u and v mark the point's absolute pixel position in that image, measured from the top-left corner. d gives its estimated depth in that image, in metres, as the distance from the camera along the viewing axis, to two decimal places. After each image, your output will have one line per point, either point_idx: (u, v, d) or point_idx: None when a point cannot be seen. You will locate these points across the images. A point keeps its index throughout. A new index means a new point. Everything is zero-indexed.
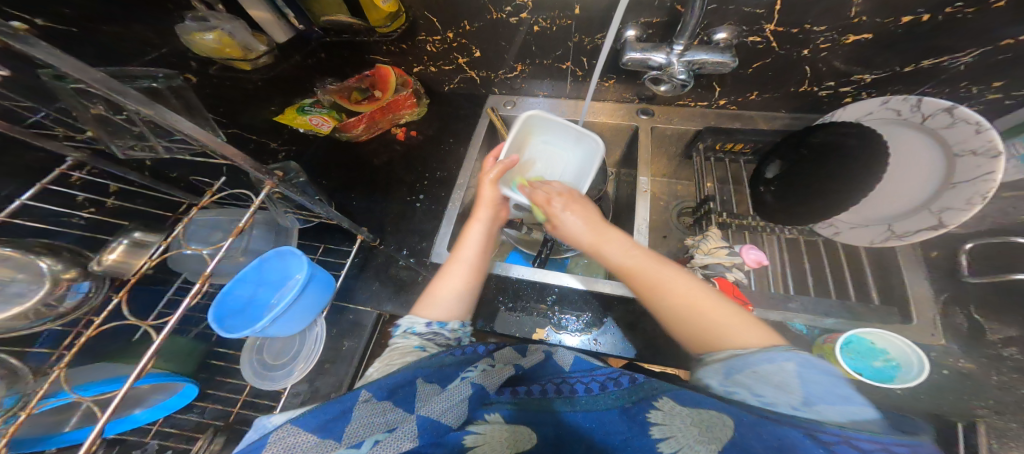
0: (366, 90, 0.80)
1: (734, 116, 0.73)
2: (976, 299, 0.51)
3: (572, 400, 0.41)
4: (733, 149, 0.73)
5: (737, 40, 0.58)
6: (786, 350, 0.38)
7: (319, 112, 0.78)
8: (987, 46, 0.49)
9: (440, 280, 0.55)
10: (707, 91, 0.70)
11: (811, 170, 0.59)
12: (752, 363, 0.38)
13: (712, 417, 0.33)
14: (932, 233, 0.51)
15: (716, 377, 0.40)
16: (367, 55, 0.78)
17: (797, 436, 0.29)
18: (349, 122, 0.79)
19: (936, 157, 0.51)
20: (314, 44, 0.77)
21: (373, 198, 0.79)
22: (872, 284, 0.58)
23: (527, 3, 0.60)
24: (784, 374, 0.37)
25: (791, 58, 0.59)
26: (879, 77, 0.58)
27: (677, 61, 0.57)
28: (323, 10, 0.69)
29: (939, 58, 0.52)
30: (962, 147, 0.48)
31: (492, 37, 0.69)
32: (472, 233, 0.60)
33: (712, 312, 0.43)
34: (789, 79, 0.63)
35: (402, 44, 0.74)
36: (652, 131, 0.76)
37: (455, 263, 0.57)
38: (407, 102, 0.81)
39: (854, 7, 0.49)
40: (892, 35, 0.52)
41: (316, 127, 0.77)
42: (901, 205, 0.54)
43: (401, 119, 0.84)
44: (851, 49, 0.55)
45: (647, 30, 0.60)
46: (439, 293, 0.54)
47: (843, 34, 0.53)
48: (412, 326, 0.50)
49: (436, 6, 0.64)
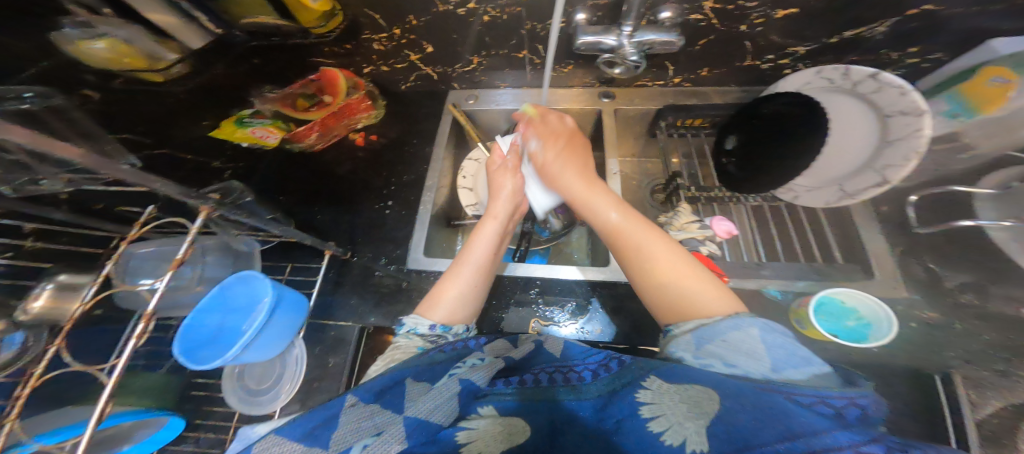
0: (313, 95, 0.77)
1: (690, 93, 0.73)
2: (931, 249, 0.53)
3: (571, 389, 0.40)
4: (693, 124, 0.74)
5: (681, 18, 0.57)
6: (749, 317, 0.40)
7: (262, 123, 0.73)
8: (898, 16, 0.51)
9: (448, 280, 0.54)
10: (661, 70, 0.70)
11: (769, 140, 0.60)
12: (720, 332, 0.39)
13: (698, 393, 0.33)
14: (876, 190, 0.52)
15: (690, 350, 0.40)
16: (308, 59, 0.73)
17: (779, 400, 0.30)
18: (300, 131, 0.75)
19: (868, 118, 0.53)
20: (241, 49, 0.68)
21: (339, 210, 0.75)
22: (835, 244, 0.59)
23: None
24: (751, 340, 0.38)
25: (731, 35, 0.59)
26: (812, 49, 0.58)
27: (627, 43, 0.57)
28: (243, 11, 0.63)
29: (859, 29, 0.54)
30: (891, 109, 0.50)
31: (441, 31, 0.67)
32: (487, 229, 0.59)
33: (688, 273, 0.45)
34: (733, 55, 0.63)
35: (344, 44, 0.70)
36: (615, 113, 0.76)
37: (464, 266, 0.55)
38: (362, 105, 0.79)
39: None
40: (813, 10, 0.52)
41: (264, 140, 0.74)
42: (849, 165, 0.56)
43: (358, 124, 0.81)
44: (782, 24, 0.55)
45: (597, 13, 0.59)
46: (447, 294, 0.53)
47: (773, 10, 0.53)
48: (415, 326, 0.49)
49: (376, 2, 0.61)
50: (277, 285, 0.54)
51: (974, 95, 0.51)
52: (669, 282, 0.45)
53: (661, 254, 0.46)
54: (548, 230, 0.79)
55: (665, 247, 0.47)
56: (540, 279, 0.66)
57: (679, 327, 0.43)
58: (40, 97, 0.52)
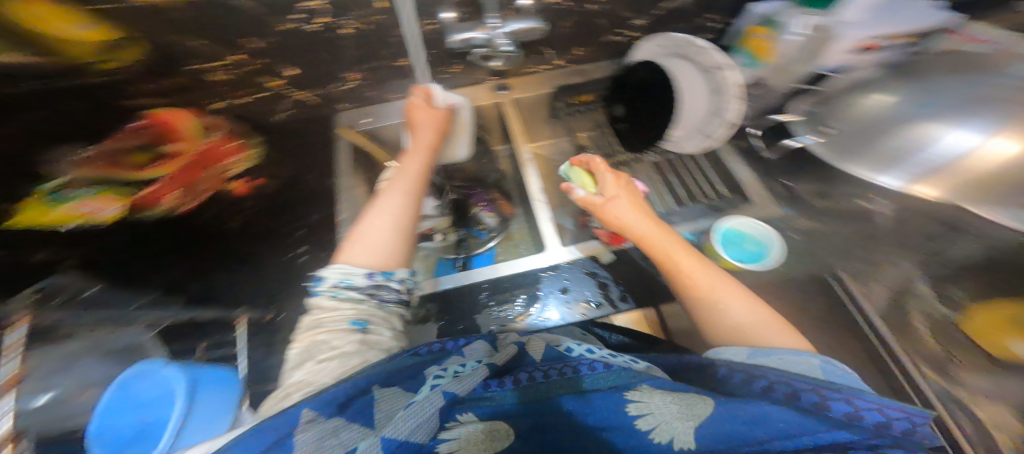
0: (148, 147, 0.62)
1: (575, 72, 0.76)
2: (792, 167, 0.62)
3: (572, 382, 0.35)
4: (586, 101, 0.77)
5: (540, 5, 0.59)
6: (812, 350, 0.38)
7: (85, 193, 0.56)
8: None
9: (374, 211, 0.51)
10: (542, 54, 0.72)
11: (644, 103, 0.66)
12: (774, 351, 0.38)
13: (689, 395, 0.32)
14: (724, 129, 0.55)
15: (738, 356, 0.39)
16: (120, 102, 0.57)
17: (812, 423, 0.27)
18: (147, 194, 0.62)
19: (694, 74, 0.59)
20: None
21: (245, 269, 0.67)
22: (716, 178, 0.65)
23: (317, 6, 0.55)
24: (809, 366, 0.36)
25: (587, 14, 0.63)
26: (647, 22, 0.65)
27: (498, 34, 0.57)
28: None
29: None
30: (709, 62, 0.56)
31: (305, 50, 0.62)
32: (414, 159, 0.60)
33: (744, 306, 0.44)
34: (592, 33, 0.67)
35: (169, 79, 0.59)
36: (516, 103, 0.77)
37: (389, 194, 0.53)
38: (227, 147, 0.69)
39: None
40: None
41: (99, 216, 0.57)
42: (698, 116, 0.60)
43: (232, 171, 0.71)
44: None
45: (464, 9, 0.59)
46: (372, 232, 0.49)
47: None
48: (345, 277, 0.45)
49: (202, 33, 0.55)
50: (191, 365, 0.39)
51: (753, 50, 0.62)
52: (715, 304, 0.45)
53: (718, 291, 0.45)
54: (485, 230, 0.77)
55: (722, 285, 0.46)
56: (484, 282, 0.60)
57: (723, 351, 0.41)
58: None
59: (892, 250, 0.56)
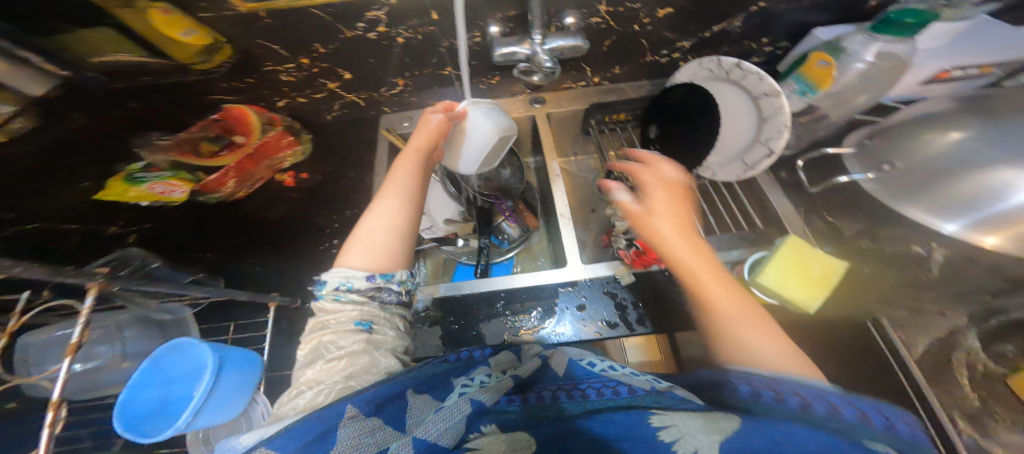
0: (218, 138, 0.73)
1: (610, 90, 0.77)
2: None
3: (581, 404, 0.37)
4: (619, 119, 0.77)
5: (583, 22, 0.60)
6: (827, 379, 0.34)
7: (160, 177, 0.66)
8: (744, 12, 0.58)
9: (371, 211, 0.53)
10: (580, 72, 0.73)
11: (684, 126, 0.64)
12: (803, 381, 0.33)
13: (718, 415, 0.30)
14: (767, 160, 0.54)
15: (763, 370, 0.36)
16: (210, 97, 0.68)
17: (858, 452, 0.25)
18: (212, 180, 0.71)
19: (744, 101, 0.58)
20: (81, 86, 0.57)
21: (281, 256, 0.72)
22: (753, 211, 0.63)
23: (379, 17, 0.58)
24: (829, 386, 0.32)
25: (630, 34, 0.63)
26: (692, 45, 0.65)
27: (541, 51, 0.58)
28: (87, 49, 0.55)
29: (722, 24, 0.61)
30: (756, 91, 0.56)
31: (357, 57, 0.66)
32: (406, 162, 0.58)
33: (776, 350, 0.39)
34: (635, 54, 0.68)
35: (245, 78, 0.67)
36: (548, 118, 0.78)
37: (392, 196, 0.54)
38: (283, 141, 0.76)
39: None
40: (686, 8, 0.58)
41: (169, 196, 0.67)
42: (738, 143, 0.60)
43: (284, 163, 0.78)
44: (668, 19, 0.60)
45: (508, 24, 0.61)
46: (371, 231, 0.51)
47: (654, 10, 0.58)
48: (347, 281, 0.46)
49: (271, 33, 0.59)
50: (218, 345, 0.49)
51: (812, 76, 0.56)
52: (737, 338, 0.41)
53: (743, 329, 0.41)
54: (507, 240, 0.80)
55: (750, 320, 0.42)
56: (501, 291, 0.62)
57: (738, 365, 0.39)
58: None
59: (941, 301, 0.52)
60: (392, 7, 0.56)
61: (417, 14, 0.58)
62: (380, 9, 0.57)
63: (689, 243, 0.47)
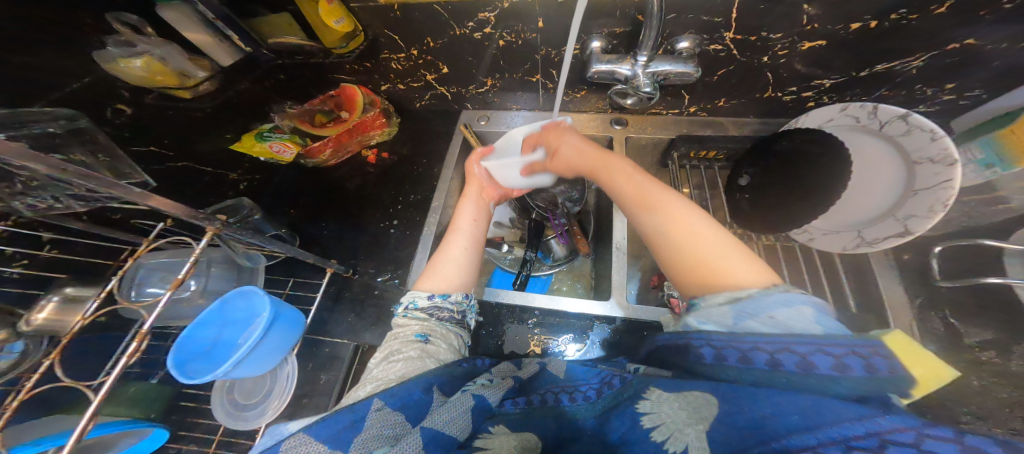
0: (331, 112, 0.79)
1: (704, 123, 0.73)
2: (949, 302, 0.52)
3: (585, 406, 0.38)
4: (707, 156, 0.73)
5: (699, 49, 0.57)
6: (790, 292, 0.34)
7: (280, 137, 0.75)
8: (937, 50, 0.50)
9: (442, 247, 0.57)
10: (676, 99, 0.70)
11: (785, 179, 0.58)
12: (766, 308, 0.33)
13: (699, 397, 0.31)
14: (898, 240, 0.51)
15: (723, 321, 0.35)
16: (330, 76, 0.75)
17: (824, 406, 0.25)
18: (314, 147, 0.77)
19: (896, 166, 0.52)
20: (266, 66, 0.71)
21: (344, 226, 0.76)
22: (848, 289, 0.58)
23: (489, 19, 0.59)
24: (800, 317, 0.32)
25: (752, 65, 0.59)
26: (837, 82, 0.59)
27: (641, 73, 0.57)
28: (271, 31, 0.66)
29: (894, 61, 0.53)
30: (919, 155, 0.49)
31: (458, 53, 0.68)
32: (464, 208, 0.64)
33: (696, 234, 0.41)
34: (754, 86, 0.63)
35: (364, 62, 0.71)
36: (627, 140, 0.76)
37: (454, 233, 0.59)
38: (377, 122, 0.79)
39: (807, 14, 0.49)
40: (844, 41, 0.52)
41: (279, 155, 0.76)
42: (866, 212, 0.55)
43: (372, 141, 0.82)
44: (808, 54, 0.55)
45: (612, 41, 0.59)
46: (440, 264, 0.54)
47: (798, 41, 0.53)
48: (415, 300, 0.49)
49: (395, 24, 0.62)
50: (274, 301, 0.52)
51: (1011, 145, 0.49)
52: (689, 258, 0.40)
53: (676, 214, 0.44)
54: (552, 256, 0.79)
55: (693, 222, 0.42)
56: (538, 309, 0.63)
57: (706, 299, 0.37)
58: (65, 119, 0.51)
59: None
60: (506, 10, 0.57)
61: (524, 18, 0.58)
62: (491, 12, 0.58)
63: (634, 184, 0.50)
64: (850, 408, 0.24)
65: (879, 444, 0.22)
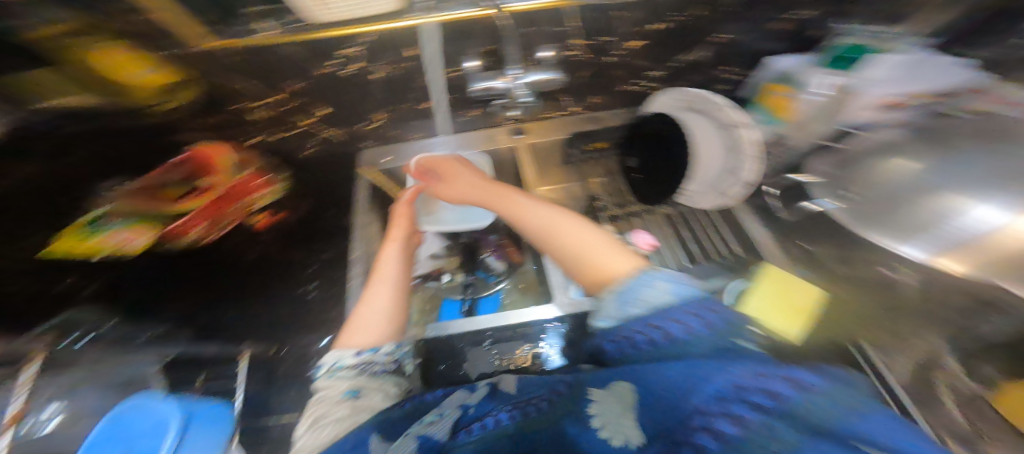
0: (187, 183, 0.68)
1: (587, 119, 0.78)
2: (796, 230, 0.63)
3: (547, 415, 0.33)
4: (599, 147, 0.79)
5: (558, 55, 0.62)
6: (658, 271, 0.38)
7: (120, 224, 0.59)
8: (705, 43, 0.63)
9: (364, 302, 0.52)
10: (558, 102, 0.75)
11: (658, 156, 0.67)
12: (636, 292, 0.36)
13: (621, 389, 0.31)
14: (744, 190, 0.56)
15: (612, 313, 0.37)
16: (171, 139, 0.67)
17: (703, 369, 0.26)
18: (175, 228, 0.63)
19: (712, 130, 0.60)
20: (70, 137, 0.57)
21: (248, 306, 0.63)
22: (731, 237, 0.65)
23: (361, 56, 0.62)
24: (658, 293, 0.35)
25: (604, 64, 0.67)
26: (663, 73, 0.69)
27: (518, 85, 0.57)
28: (48, 94, 0.56)
29: (688, 54, 0.65)
30: (728, 121, 0.57)
31: (340, 93, 0.68)
32: (389, 252, 0.60)
33: (585, 241, 0.47)
34: (611, 82, 0.71)
35: (208, 118, 0.67)
36: (529, 149, 0.78)
37: (380, 283, 0.54)
38: (255, 182, 0.72)
39: (624, 18, 0.58)
40: (659, 37, 0.62)
41: (125, 246, 0.59)
42: (713, 176, 0.61)
43: (256, 204, 0.73)
44: (638, 50, 0.65)
45: (488, 59, 0.64)
46: (365, 319, 0.49)
47: (628, 41, 0.63)
48: (339, 359, 0.44)
49: (261, 71, 0.62)
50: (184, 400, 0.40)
51: (772, 108, 0.64)
52: (580, 267, 0.45)
53: (566, 230, 0.49)
54: (495, 274, 0.78)
55: (581, 232, 0.48)
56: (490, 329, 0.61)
57: (599, 297, 0.40)
58: None
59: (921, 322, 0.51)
60: (375, 43, 0.60)
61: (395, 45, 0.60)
62: (354, 46, 0.57)
63: (538, 210, 0.55)
64: (720, 362, 0.26)
65: (739, 392, 0.23)
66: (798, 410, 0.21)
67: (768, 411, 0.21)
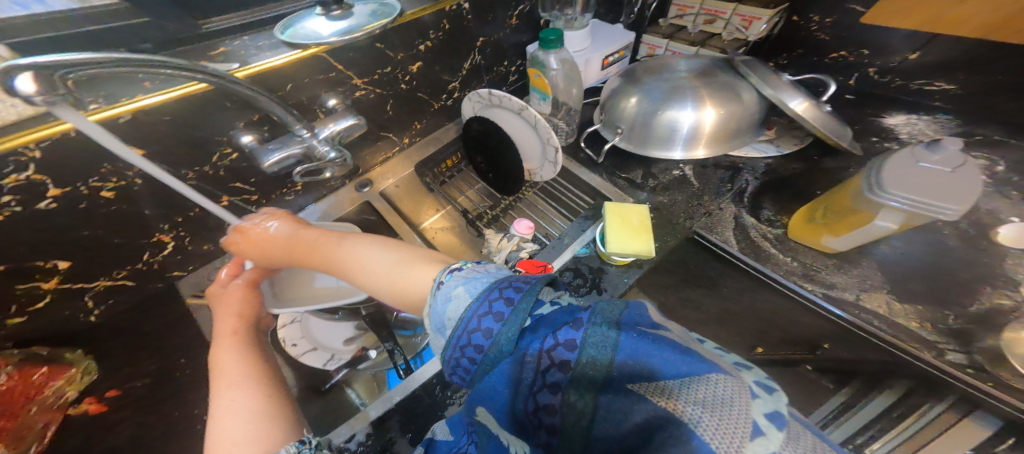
0: None
1: (424, 144, 0.80)
2: (624, 163, 0.73)
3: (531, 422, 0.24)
4: (450, 165, 0.82)
5: (348, 100, 0.61)
6: (450, 276, 0.33)
7: None
8: (475, 48, 0.71)
9: (213, 426, 0.36)
10: (384, 140, 0.73)
11: (489, 154, 0.72)
12: (441, 309, 0.31)
13: (486, 415, 0.28)
14: (557, 151, 0.63)
15: (439, 343, 0.31)
16: None
17: (520, 365, 0.25)
18: None
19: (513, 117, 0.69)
20: None
21: None
22: (582, 193, 0.74)
23: (37, 177, 0.41)
24: (458, 297, 0.30)
25: (402, 93, 0.68)
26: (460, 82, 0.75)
27: (314, 142, 0.54)
28: None
29: (470, 58, 0.72)
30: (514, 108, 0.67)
31: (77, 239, 0.48)
32: (226, 355, 0.45)
33: (388, 267, 0.41)
34: (421, 105, 0.73)
35: None
36: (382, 194, 0.75)
37: (231, 390, 0.39)
38: (53, 368, 0.52)
39: (387, 51, 0.59)
40: (430, 56, 0.66)
41: None
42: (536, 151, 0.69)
43: (71, 393, 0.53)
44: (423, 72, 0.67)
45: (262, 129, 0.56)
46: (218, 447, 0.33)
47: (406, 67, 0.64)
48: None
49: None
50: None
51: (538, 86, 0.73)
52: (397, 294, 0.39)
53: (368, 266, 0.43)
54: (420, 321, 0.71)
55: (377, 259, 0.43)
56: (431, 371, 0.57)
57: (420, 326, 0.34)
58: None
59: (716, 198, 0.66)
60: (54, 157, 0.40)
61: (106, 155, 0.44)
62: (22, 171, 0.39)
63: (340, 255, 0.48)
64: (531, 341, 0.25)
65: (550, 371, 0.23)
66: (586, 369, 0.22)
67: (573, 384, 0.22)
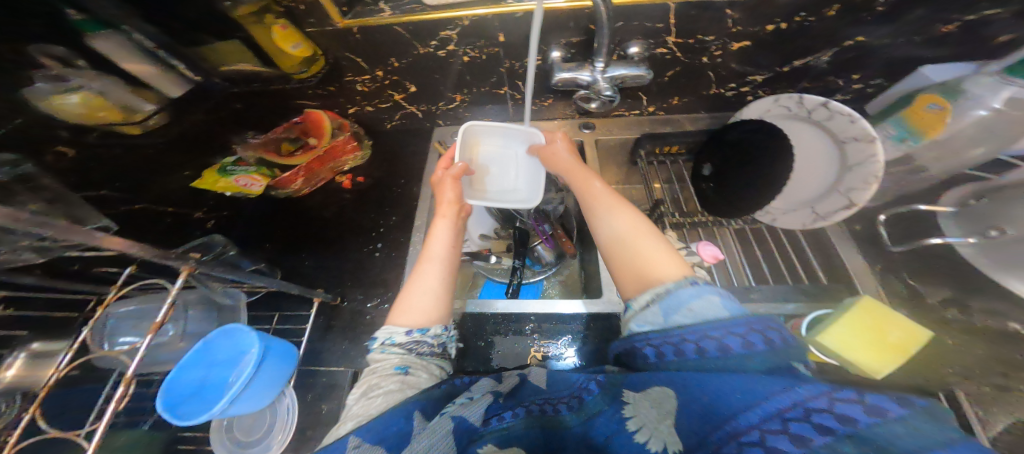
0: (297, 138, 0.80)
1: (663, 121, 0.76)
2: (905, 265, 0.56)
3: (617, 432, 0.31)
4: (670, 152, 0.76)
5: (648, 52, 0.60)
6: (703, 284, 0.36)
7: (245, 170, 0.73)
8: (836, 47, 0.56)
9: (413, 281, 0.50)
10: (635, 100, 0.72)
11: (744, 166, 0.62)
12: (684, 300, 0.35)
13: (656, 391, 0.31)
14: (846, 212, 0.53)
15: (656, 322, 0.36)
16: (296, 102, 0.75)
17: (739, 383, 0.27)
18: (284, 178, 0.77)
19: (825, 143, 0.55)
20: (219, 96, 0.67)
21: (328, 255, 0.75)
22: (818, 263, 0.60)
23: (451, 35, 0.60)
24: (709, 305, 0.34)
25: (695, 66, 0.63)
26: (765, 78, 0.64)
27: (601, 79, 0.59)
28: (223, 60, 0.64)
29: (806, 58, 0.59)
30: (844, 135, 0.52)
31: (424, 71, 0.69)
32: (439, 230, 0.56)
33: (637, 230, 0.44)
34: (700, 84, 0.67)
35: (328, 86, 0.71)
36: (596, 143, 0.77)
37: (428, 262, 0.51)
38: (348, 146, 0.82)
39: (732, 18, 0.53)
40: (765, 39, 0.56)
41: (249, 188, 0.75)
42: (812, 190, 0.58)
43: (345, 166, 0.83)
44: (739, 53, 0.59)
45: (570, 50, 0.62)
46: (415, 297, 0.47)
47: (729, 42, 0.58)
48: (390, 336, 0.44)
49: (359, 48, 0.63)
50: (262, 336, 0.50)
51: (912, 121, 0.54)
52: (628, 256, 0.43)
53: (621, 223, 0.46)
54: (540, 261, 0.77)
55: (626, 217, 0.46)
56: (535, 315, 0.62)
57: (637, 300, 0.39)
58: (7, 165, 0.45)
59: None
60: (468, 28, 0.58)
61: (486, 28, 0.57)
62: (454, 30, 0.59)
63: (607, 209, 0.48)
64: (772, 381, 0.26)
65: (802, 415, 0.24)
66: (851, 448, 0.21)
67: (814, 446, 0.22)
